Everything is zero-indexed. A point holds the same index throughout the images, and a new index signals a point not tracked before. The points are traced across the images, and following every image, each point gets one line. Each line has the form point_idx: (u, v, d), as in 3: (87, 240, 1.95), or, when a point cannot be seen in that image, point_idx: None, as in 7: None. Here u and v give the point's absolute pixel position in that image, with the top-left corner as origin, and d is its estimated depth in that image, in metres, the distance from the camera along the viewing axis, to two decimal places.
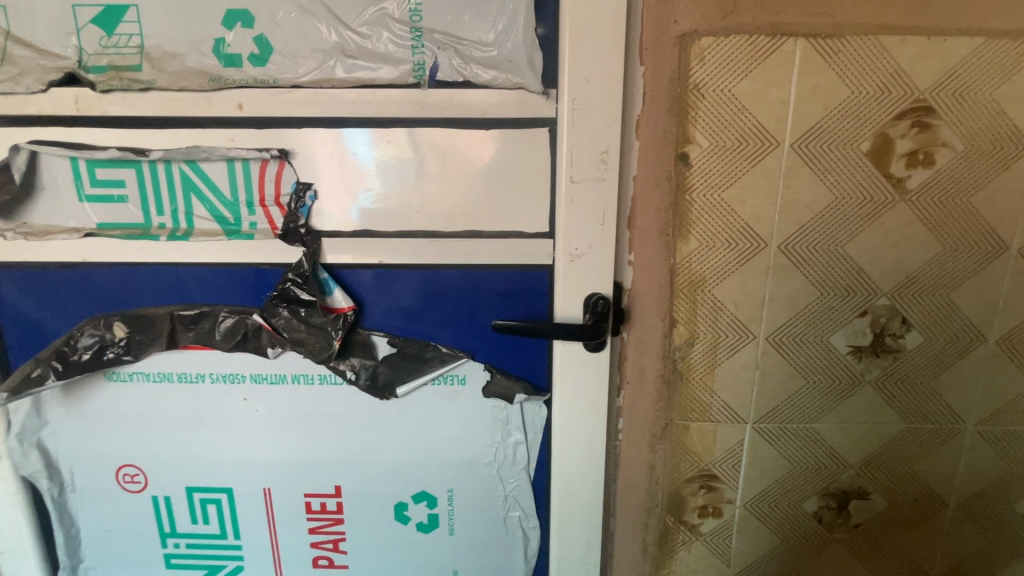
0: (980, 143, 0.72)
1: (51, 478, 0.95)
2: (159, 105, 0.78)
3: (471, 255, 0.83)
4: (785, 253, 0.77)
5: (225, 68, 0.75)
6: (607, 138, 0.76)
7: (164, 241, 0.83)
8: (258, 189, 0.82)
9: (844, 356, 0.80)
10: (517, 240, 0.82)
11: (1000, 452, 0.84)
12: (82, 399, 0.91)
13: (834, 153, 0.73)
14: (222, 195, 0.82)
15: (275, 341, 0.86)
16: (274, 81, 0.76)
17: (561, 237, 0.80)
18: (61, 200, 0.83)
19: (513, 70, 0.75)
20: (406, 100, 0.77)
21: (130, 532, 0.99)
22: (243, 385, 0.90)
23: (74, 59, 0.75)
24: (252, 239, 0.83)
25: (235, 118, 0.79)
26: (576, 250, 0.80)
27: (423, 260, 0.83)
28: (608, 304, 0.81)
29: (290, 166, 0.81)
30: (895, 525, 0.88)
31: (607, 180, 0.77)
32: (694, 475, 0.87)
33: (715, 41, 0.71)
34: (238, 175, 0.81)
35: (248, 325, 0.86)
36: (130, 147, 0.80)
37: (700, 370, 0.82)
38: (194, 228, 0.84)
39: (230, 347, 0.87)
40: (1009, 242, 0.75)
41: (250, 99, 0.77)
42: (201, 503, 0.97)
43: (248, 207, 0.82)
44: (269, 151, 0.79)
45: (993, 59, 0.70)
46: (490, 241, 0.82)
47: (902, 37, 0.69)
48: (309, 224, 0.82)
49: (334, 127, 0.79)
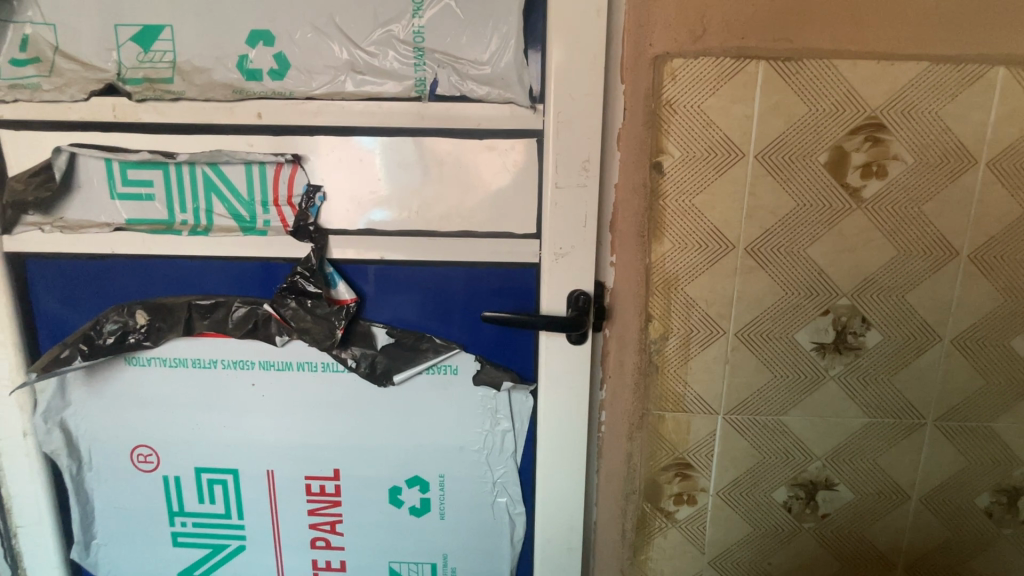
0: (929, 157, 0.79)
1: (71, 456, 1.02)
2: (187, 113, 0.87)
3: (464, 253, 0.90)
4: (752, 255, 0.83)
5: (247, 81, 0.84)
6: (589, 148, 0.84)
7: (186, 236, 0.92)
8: (272, 190, 0.90)
9: (809, 353, 0.86)
10: (507, 239, 0.89)
11: (959, 447, 0.89)
12: (103, 382, 0.99)
13: (795, 164, 0.80)
14: (240, 195, 0.91)
15: (282, 330, 0.94)
16: (291, 93, 0.85)
17: (547, 238, 0.87)
18: (95, 198, 0.92)
19: (504, 86, 0.83)
20: (408, 111, 0.85)
21: (141, 510, 1.05)
22: (252, 371, 0.97)
23: (114, 72, 0.85)
24: (265, 235, 0.91)
25: (254, 126, 0.87)
26: (561, 250, 0.87)
27: (421, 257, 0.91)
28: (589, 299, 0.88)
29: (301, 170, 0.89)
30: (862, 516, 0.92)
31: (588, 185, 0.85)
32: (669, 463, 0.93)
33: (685, 62, 0.79)
34: (255, 177, 0.90)
35: (259, 314, 0.94)
36: (159, 150, 0.89)
37: (674, 363, 0.89)
38: (212, 225, 0.92)
39: (242, 335, 0.94)
40: (960, 247, 0.82)
41: (268, 109, 0.86)
42: (208, 483, 1.04)
43: (263, 206, 0.91)
44: (283, 156, 0.88)
45: (937, 81, 0.77)
46: (482, 240, 0.90)
47: (854, 61, 0.77)
48: (317, 222, 0.90)
49: (342, 135, 0.87)
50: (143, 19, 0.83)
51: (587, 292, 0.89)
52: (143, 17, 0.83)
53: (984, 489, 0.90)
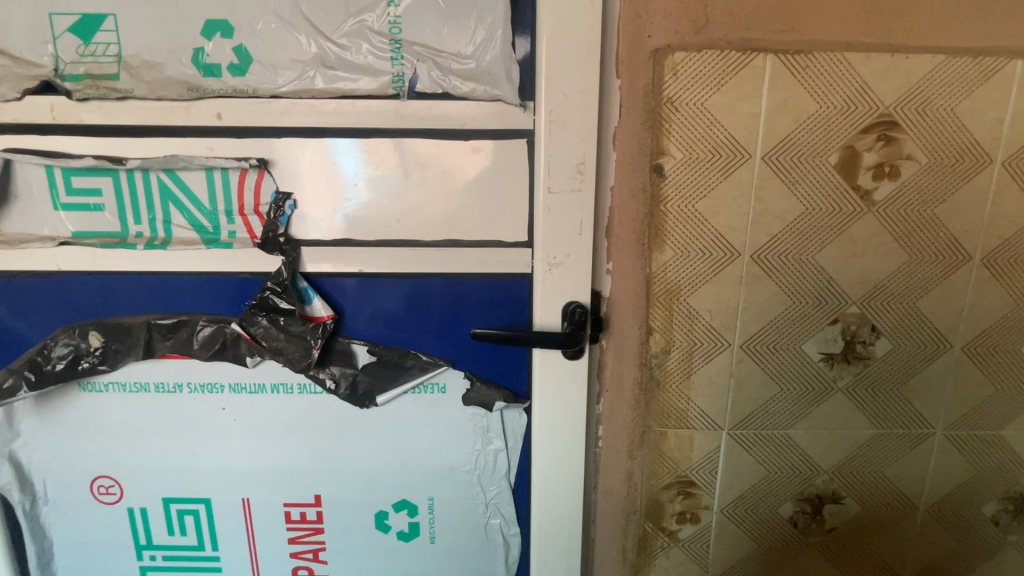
0: (943, 156, 0.75)
1: (23, 490, 0.94)
2: (137, 114, 0.78)
3: (451, 264, 0.83)
4: (758, 262, 0.78)
5: (204, 77, 0.75)
6: (585, 149, 0.77)
7: (141, 250, 0.83)
8: (236, 198, 0.82)
9: (817, 364, 0.82)
10: (496, 248, 0.83)
11: (968, 456, 0.86)
12: (56, 410, 0.90)
13: (804, 165, 0.75)
14: (201, 204, 0.82)
15: (253, 350, 0.86)
16: (254, 90, 0.76)
17: (540, 247, 0.81)
18: (36, 208, 0.82)
19: (491, 82, 0.75)
20: (386, 110, 0.78)
21: (105, 545, 0.98)
22: (222, 394, 0.89)
23: (50, 67, 0.75)
24: (231, 247, 0.83)
25: (214, 127, 0.79)
26: (555, 259, 0.81)
27: (403, 269, 0.84)
28: (585, 312, 0.82)
29: (269, 176, 0.81)
30: (869, 528, 0.90)
31: (584, 190, 0.79)
32: (672, 482, 0.88)
33: (688, 56, 0.72)
34: (217, 184, 0.81)
35: (227, 334, 0.86)
36: (106, 156, 0.80)
37: (677, 377, 0.84)
38: (172, 237, 0.83)
39: (209, 356, 0.86)
40: (973, 251, 0.78)
41: (229, 108, 0.77)
42: (178, 515, 0.96)
43: (229, 216, 0.82)
44: (248, 161, 0.79)
45: (952, 75, 0.72)
46: (470, 250, 0.83)
47: (867, 54, 0.72)
48: (288, 233, 0.83)
49: (314, 138, 0.79)
50: (82, 8, 0.73)
51: (584, 302, 0.83)
52: (82, 4, 0.73)
53: (991, 497, 0.88)
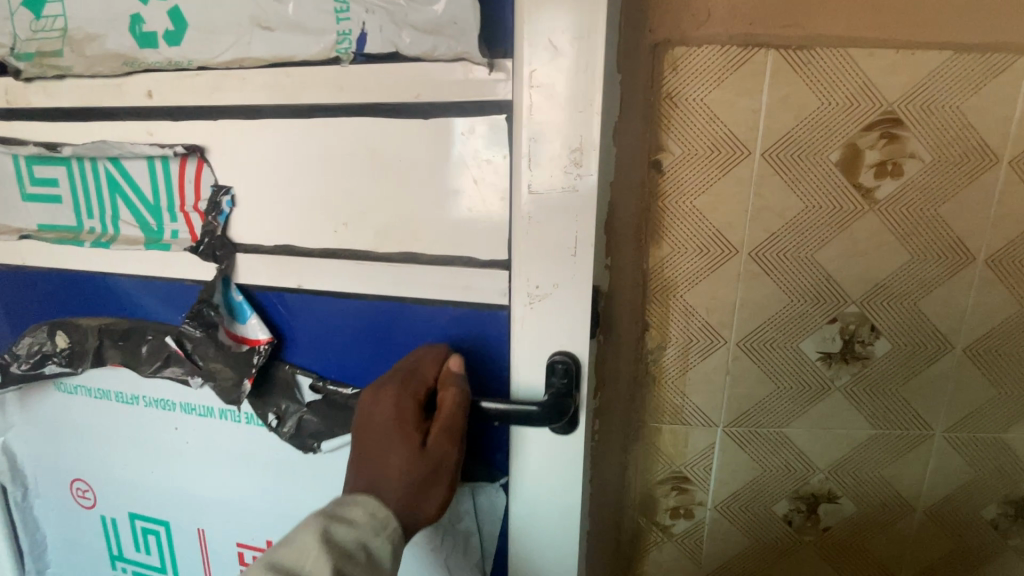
0: (948, 155, 0.73)
1: (14, 482, 1.05)
2: (81, 92, 0.80)
3: (413, 285, 0.77)
4: (756, 260, 0.78)
5: (142, 48, 0.74)
6: (581, 135, 0.65)
7: (89, 246, 0.87)
8: (178, 193, 0.82)
9: (815, 363, 0.82)
10: (465, 271, 0.75)
11: (968, 458, 0.85)
12: (37, 408, 0.98)
13: (805, 163, 0.74)
14: (146, 198, 0.84)
15: (191, 368, 0.86)
16: (189, 62, 0.74)
17: (523, 259, 0.71)
18: (9, 201, 0.90)
19: (456, 35, 0.65)
20: (326, 79, 0.72)
21: (85, 543, 1.06)
22: (174, 413, 0.91)
23: (9, 46, 0.79)
24: (167, 248, 0.83)
25: (148, 107, 0.78)
26: (538, 290, 0.72)
27: (349, 289, 0.80)
28: (567, 368, 0.73)
29: (207, 166, 0.80)
30: (865, 529, 0.90)
31: (579, 189, 0.67)
32: (666, 477, 0.89)
33: (687, 51, 0.72)
34: (160, 173, 0.82)
35: (168, 349, 0.87)
36: (43, 143, 0.85)
37: (672, 373, 0.84)
38: (119, 234, 0.86)
39: (152, 369, 0.88)
40: (976, 252, 0.77)
41: (159, 85, 0.77)
42: (141, 530, 1.01)
43: (171, 219, 0.83)
44: (172, 148, 0.79)
45: (960, 71, 0.71)
46: (429, 267, 0.76)
47: (872, 50, 0.71)
48: (225, 235, 0.81)
49: (274, 130, 0.76)
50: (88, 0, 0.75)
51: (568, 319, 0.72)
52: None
53: (991, 501, 0.87)
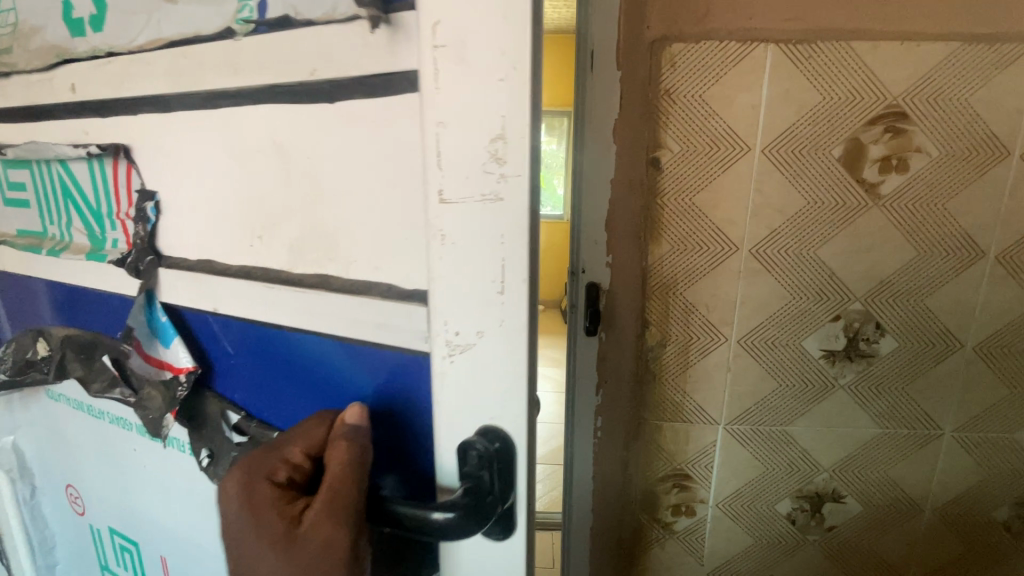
0: (956, 149, 0.72)
1: None
2: None
3: (329, 311, 0.46)
4: (756, 257, 0.78)
5: (71, 32, 0.52)
6: (509, 105, 0.32)
7: (11, 244, 0.68)
8: (115, 197, 0.56)
9: (818, 360, 0.81)
10: (360, 299, 0.45)
11: (978, 458, 0.83)
12: None
13: (806, 158, 0.74)
14: (89, 200, 0.58)
15: (102, 379, 0.62)
16: (111, 46, 0.50)
17: (444, 311, 0.38)
18: None
19: None
20: (221, 59, 0.44)
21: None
22: (104, 422, 0.67)
23: None
24: (99, 260, 0.58)
25: (68, 106, 0.55)
26: (452, 342, 0.39)
27: (269, 301, 0.49)
28: (485, 460, 0.39)
29: (136, 170, 0.53)
30: (871, 529, 0.88)
31: (505, 198, 0.34)
32: (667, 474, 0.89)
33: (686, 47, 0.72)
34: (98, 177, 0.57)
35: (84, 362, 0.63)
36: None
37: (673, 370, 0.84)
38: (69, 240, 0.62)
39: (63, 373, 0.66)
40: (986, 248, 0.75)
41: (77, 77, 0.53)
42: (119, 548, 0.73)
43: (98, 221, 0.58)
44: (92, 147, 0.54)
45: (969, 63, 0.69)
46: (342, 299, 0.45)
47: (875, 43, 0.69)
48: (136, 215, 0.54)
49: (185, 125, 0.49)
50: None
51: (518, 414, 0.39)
52: None
53: (1003, 502, 0.85)
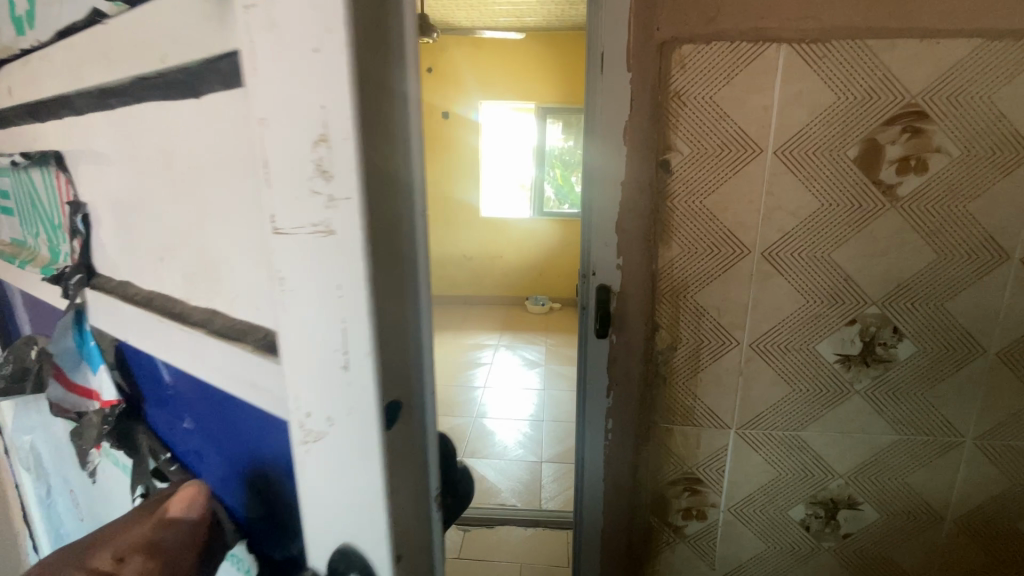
0: (978, 149, 0.69)
1: None
2: None
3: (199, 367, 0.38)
4: (769, 260, 0.76)
5: None
6: (331, 95, 0.24)
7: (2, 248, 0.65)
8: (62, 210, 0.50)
9: (833, 365, 0.79)
10: (218, 356, 0.36)
11: (1002, 467, 0.81)
12: None
13: (820, 160, 0.72)
14: (46, 213, 0.53)
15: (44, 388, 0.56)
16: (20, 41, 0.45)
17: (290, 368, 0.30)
18: None
19: None
20: (88, 49, 0.37)
21: None
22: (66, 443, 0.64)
23: None
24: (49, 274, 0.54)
25: (8, 109, 0.51)
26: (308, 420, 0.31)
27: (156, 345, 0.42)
28: None
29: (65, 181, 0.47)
30: (888, 536, 0.87)
31: (341, 223, 0.26)
32: (677, 478, 0.88)
33: (696, 48, 0.71)
34: (46, 185, 0.51)
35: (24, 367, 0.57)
36: None
37: (683, 374, 0.83)
38: (37, 253, 0.58)
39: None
40: (1011, 251, 0.72)
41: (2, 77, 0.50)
42: None
43: (55, 232, 0.52)
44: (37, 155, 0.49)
45: (992, 60, 0.66)
46: (214, 346, 0.36)
47: (892, 41, 0.67)
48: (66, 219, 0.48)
49: (86, 133, 0.42)
50: None
51: (402, 476, 0.32)
52: None
53: None
